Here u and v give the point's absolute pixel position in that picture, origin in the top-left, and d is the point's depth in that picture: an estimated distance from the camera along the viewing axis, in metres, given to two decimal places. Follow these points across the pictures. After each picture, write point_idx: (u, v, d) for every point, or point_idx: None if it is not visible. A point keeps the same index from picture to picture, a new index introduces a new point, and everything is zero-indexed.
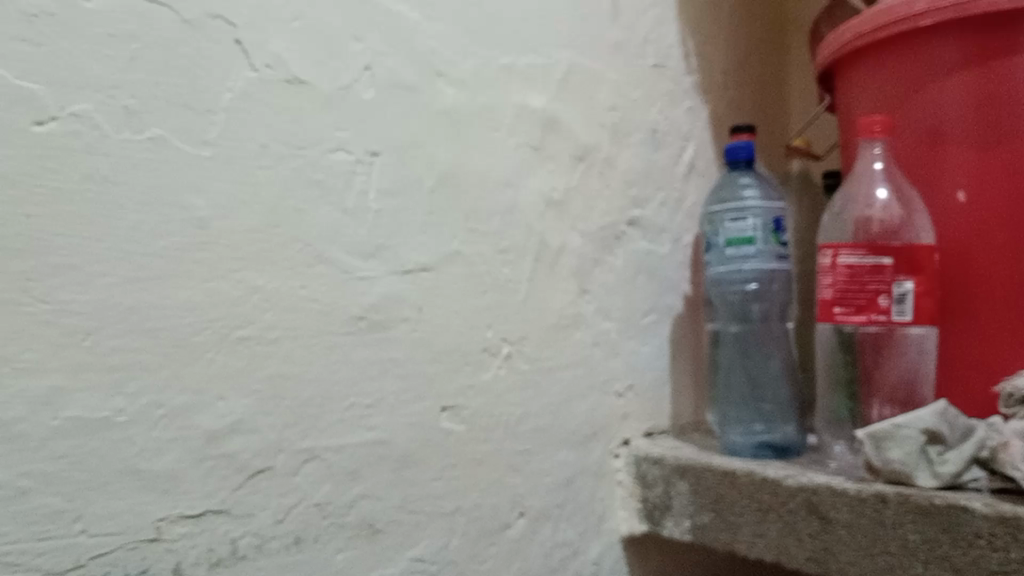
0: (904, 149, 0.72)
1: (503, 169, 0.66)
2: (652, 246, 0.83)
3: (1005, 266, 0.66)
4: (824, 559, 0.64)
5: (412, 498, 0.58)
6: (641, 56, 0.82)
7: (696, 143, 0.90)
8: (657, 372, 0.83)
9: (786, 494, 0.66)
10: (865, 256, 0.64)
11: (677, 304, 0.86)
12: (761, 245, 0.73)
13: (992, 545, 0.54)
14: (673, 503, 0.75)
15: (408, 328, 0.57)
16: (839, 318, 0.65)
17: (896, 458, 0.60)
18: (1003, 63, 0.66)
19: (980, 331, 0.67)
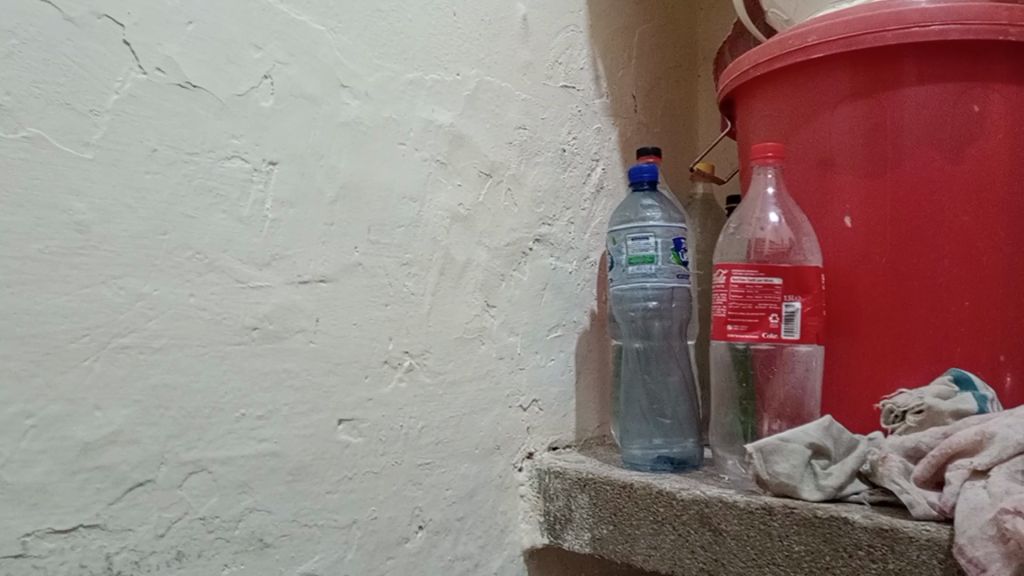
0: (796, 175, 0.76)
1: (408, 183, 0.66)
2: (559, 263, 0.84)
3: (887, 289, 0.70)
4: (715, 570, 0.66)
5: (305, 511, 0.57)
6: (551, 78, 0.84)
7: (605, 164, 0.92)
8: (562, 387, 0.84)
9: (680, 506, 0.68)
10: (756, 276, 0.67)
11: (583, 320, 0.87)
12: (661, 263, 0.75)
13: (871, 556, 0.57)
14: (573, 515, 0.76)
15: (304, 338, 0.57)
16: (731, 335, 0.68)
17: (782, 471, 0.62)
18: (888, 95, 0.70)
19: (864, 351, 0.71)
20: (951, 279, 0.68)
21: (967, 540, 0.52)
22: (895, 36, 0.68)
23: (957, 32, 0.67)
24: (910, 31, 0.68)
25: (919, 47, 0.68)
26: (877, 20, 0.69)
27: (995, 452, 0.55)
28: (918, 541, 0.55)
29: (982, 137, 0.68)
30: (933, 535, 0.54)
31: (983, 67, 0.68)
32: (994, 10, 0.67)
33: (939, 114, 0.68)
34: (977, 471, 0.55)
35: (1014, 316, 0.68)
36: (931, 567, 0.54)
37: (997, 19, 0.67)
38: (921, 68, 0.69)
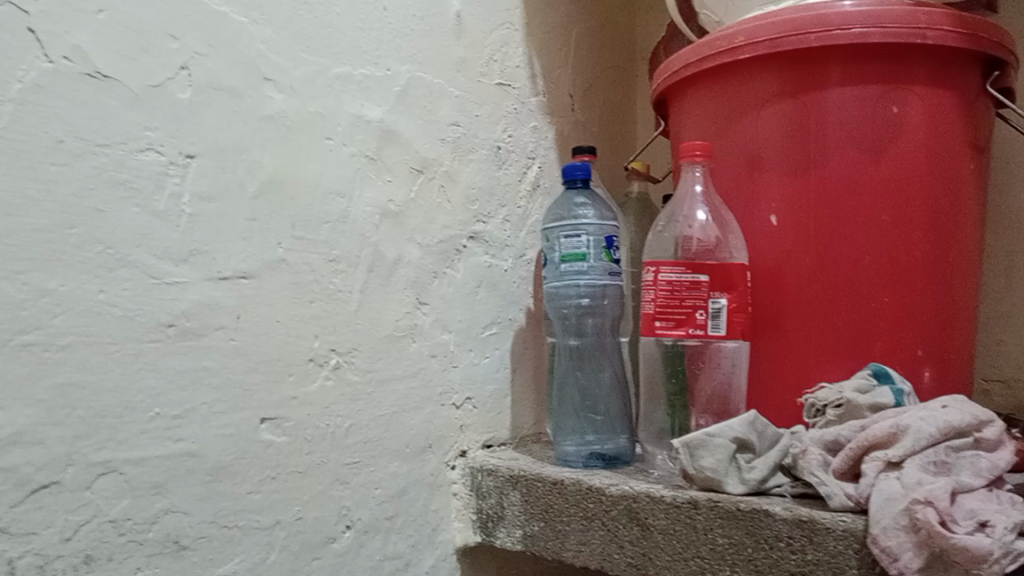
0: (724, 174, 0.77)
1: (336, 179, 0.65)
2: (494, 260, 0.84)
3: (811, 286, 0.71)
4: (643, 564, 0.66)
5: (225, 512, 0.56)
6: (485, 75, 0.84)
7: (542, 162, 0.92)
8: (497, 384, 0.84)
9: (609, 502, 0.68)
10: (684, 273, 0.67)
11: (519, 318, 0.87)
12: (593, 261, 0.76)
13: (791, 547, 0.58)
14: (505, 513, 0.76)
15: (224, 336, 0.56)
16: (659, 332, 0.68)
17: (708, 465, 0.63)
18: (812, 96, 0.71)
19: (789, 347, 0.72)
20: (871, 277, 0.70)
21: (880, 531, 0.53)
22: (818, 38, 0.70)
23: (877, 35, 0.68)
24: (833, 33, 0.69)
25: (842, 50, 0.70)
26: (801, 22, 0.70)
27: (908, 444, 0.57)
28: (835, 532, 0.56)
29: (901, 138, 0.70)
30: (849, 526, 0.56)
31: (902, 70, 0.70)
32: (913, 14, 0.69)
33: (860, 116, 0.70)
34: (891, 463, 0.57)
35: (932, 313, 0.70)
36: (847, 557, 0.56)
37: (916, 22, 0.68)
38: (843, 70, 0.70)
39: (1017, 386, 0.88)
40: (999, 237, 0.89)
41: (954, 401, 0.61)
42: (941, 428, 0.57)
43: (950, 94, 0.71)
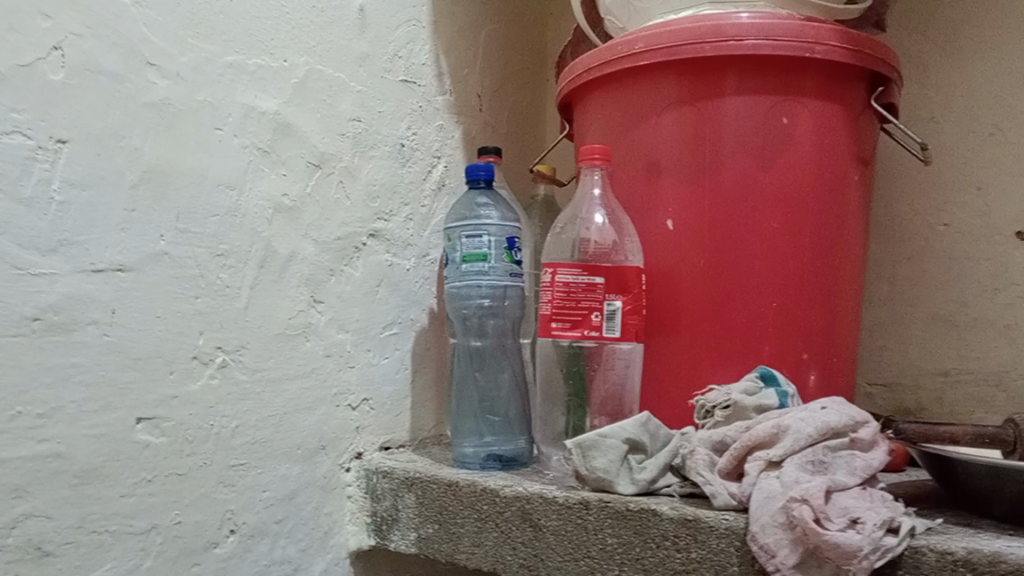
0: (623, 178, 0.78)
1: (225, 172, 0.63)
2: (395, 259, 0.83)
3: (703, 290, 0.73)
4: (535, 565, 0.66)
5: (94, 517, 0.53)
6: (390, 71, 0.83)
7: (447, 161, 0.92)
8: (396, 385, 0.83)
9: (503, 503, 0.68)
10: (580, 274, 0.68)
11: (421, 318, 0.87)
12: (493, 261, 0.75)
13: (676, 545, 0.59)
14: (400, 515, 0.75)
15: (96, 331, 0.53)
16: (555, 333, 0.68)
17: (600, 466, 0.63)
18: (708, 104, 0.73)
19: (681, 349, 0.73)
20: (759, 282, 0.72)
21: (759, 528, 0.55)
22: (714, 48, 0.71)
23: (769, 48, 0.70)
24: (727, 44, 0.71)
25: (735, 60, 0.72)
26: (697, 31, 0.72)
27: (788, 444, 0.59)
28: (717, 530, 0.57)
29: (790, 148, 0.72)
30: (731, 524, 0.57)
31: (792, 82, 0.72)
32: (803, 28, 0.71)
33: (752, 125, 0.72)
34: (772, 462, 0.59)
35: (816, 319, 0.73)
36: (729, 554, 0.57)
37: (805, 37, 0.71)
38: (737, 80, 0.72)
39: (897, 389, 0.92)
40: (883, 247, 0.94)
41: (833, 402, 0.63)
42: (820, 428, 0.59)
43: (837, 107, 0.74)
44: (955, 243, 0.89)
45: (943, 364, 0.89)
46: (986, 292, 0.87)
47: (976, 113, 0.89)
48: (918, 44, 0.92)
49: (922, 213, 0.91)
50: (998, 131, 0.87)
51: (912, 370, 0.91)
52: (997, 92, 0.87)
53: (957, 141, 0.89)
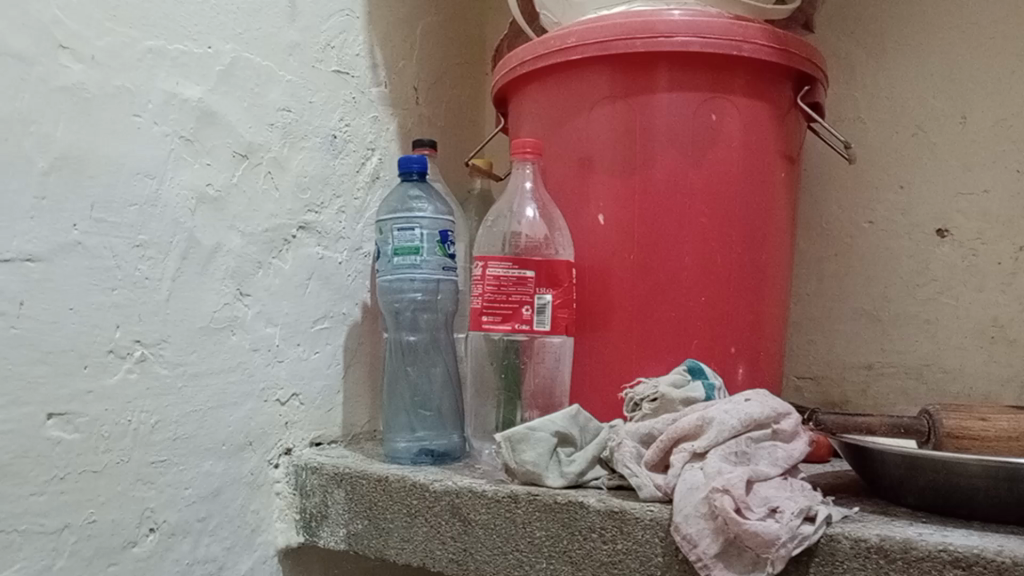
0: (555, 173, 0.78)
1: (145, 160, 0.62)
2: (327, 252, 0.82)
3: (633, 284, 0.73)
4: (464, 560, 0.66)
5: (1, 516, 0.52)
6: (321, 61, 0.82)
7: (382, 154, 0.91)
8: (327, 381, 0.82)
9: (432, 498, 0.67)
10: (510, 268, 0.68)
11: (354, 312, 0.85)
12: (426, 255, 0.75)
13: (602, 537, 0.60)
14: (329, 512, 0.74)
15: (4, 324, 0.52)
16: (485, 326, 0.68)
17: (529, 459, 0.64)
18: (639, 100, 0.73)
19: (611, 343, 0.74)
20: (688, 276, 0.73)
21: (682, 519, 0.55)
22: (644, 44, 0.72)
23: (698, 45, 0.71)
24: (658, 40, 0.72)
25: (666, 57, 0.72)
26: (628, 27, 0.72)
27: (712, 436, 0.59)
28: (642, 521, 0.58)
29: (719, 145, 0.73)
30: (656, 515, 0.58)
31: (720, 80, 0.73)
32: (731, 27, 0.72)
33: (682, 121, 0.73)
34: (696, 454, 0.59)
35: (743, 313, 0.74)
36: (654, 545, 0.58)
37: (733, 35, 0.72)
38: (667, 76, 0.73)
39: (824, 382, 0.94)
40: (811, 244, 0.96)
41: (757, 394, 0.64)
42: (742, 420, 0.61)
43: (764, 105, 0.75)
44: (879, 241, 0.92)
45: (867, 358, 0.92)
46: (908, 288, 0.90)
47: (900, 114, 0.91)
48: (845, 45, 0.95)
49: (848, 211, 0.93)
50: (921, 131, 0.90)
51: (838, 364, 0.94)
52: (919, 93, 0.90)
53: (881, 141, 0.92)
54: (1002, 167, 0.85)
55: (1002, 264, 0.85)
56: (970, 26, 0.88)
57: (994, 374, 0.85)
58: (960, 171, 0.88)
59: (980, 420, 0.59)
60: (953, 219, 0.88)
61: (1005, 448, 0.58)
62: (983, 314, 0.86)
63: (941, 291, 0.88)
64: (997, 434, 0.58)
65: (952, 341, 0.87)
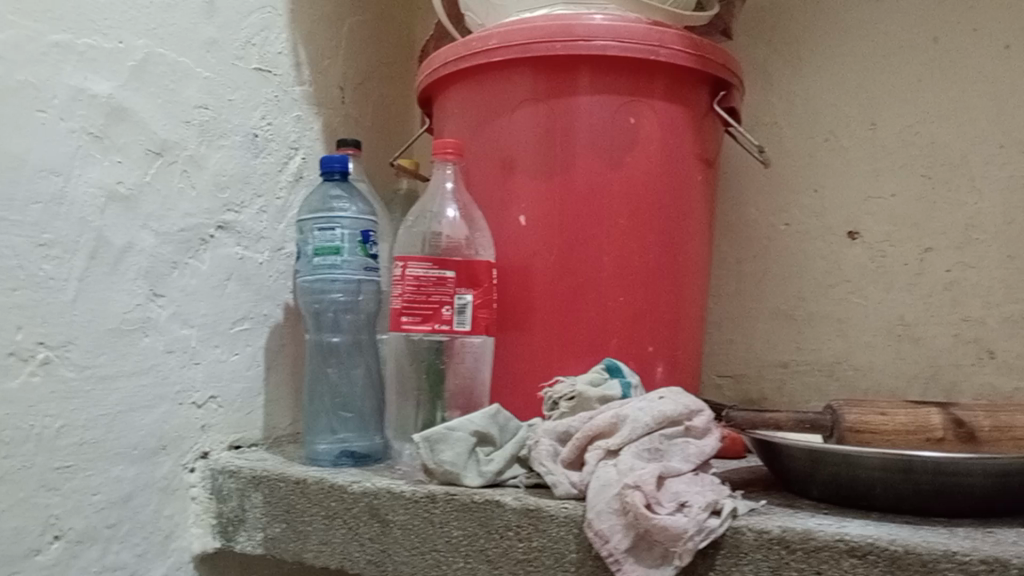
0: (477, 174, 0.79)
1: (50, 157, 0.60)
2: (246, 252, 0.81)
3: (554, 284, 0.74)
4: (383, 561, 0.66)
5: None
6: (241, 58, 0.80)
7: (305, 153, 0.90)
8: (247, 383, 0.80)
9: (350, 499, 0.67)
10: (430, 269, 0.68)
11: (275, 313, 0.84)
12: (346, 255, 0.74)
13: (518, 535, 0.60)
14: (246, 515, 0.73)
15: None
16: (405, 327, 0.68)
17: (447, 459, 0.64)
18: (559, 103, 0.74)
19: (531, 343, 0.75)
20: (607, 276, 0.74)
21: (595, 515, 0.56)
22: (564, 47, 0.73)
23: (616, 49, 0.72)
24: (577, 43, 0.73)
25: (585, 60, 0.73)
26: (548, 30, 0.73)
27: (626, 433, 0.61)
28: (557, 518, 0.59)
29: (637, 148, 0.74)
30: (570, 512, 0.59)
31: (639, 84, 0.74)
32: (649, 32, 0.73)
33: (602, 124, 0.74)
34: (610, 451, 0.60)
35: (662, 313, 0.76)
36: (568, 542, 0.58)
37: (651, 40, 0.73)
38: (587, 79, 0.74)
39: (743, 380, 0.97)
40: (730, 246, 0.98)
41: (670, 391, 0.66)
42: (655, 417, 0.62)
43: (681, 109, 0.77)
44: (794, 242, 0.94)
45: (783, 356, 0.94)
46: (821, 288, 0.93)
47: (814, 120, 0.94)
48: (763, 52, 0.97)
49: (765, 213, 0.96)
50: (833, 137, 0.93)
51: (755, 362, 0.96)
52: (832, 100, 0.93)
53: (796, 146, 0.95)
54: (909, 172, 0.89)
55: (908, 265, 0.89)
56: (879, 36, 0.91)
57: (901, 370, 0.89)
58: (870, 176, 0.91)
59: (879, 414, 0.62)
60: (862, 222, 0.91)
61: (903, 441, 0.61)
62: (891, 313, 0.89)
63: (853, 291, 0.91)
64: (895, 428, 0.61)
65: (862, 339, 0.91)
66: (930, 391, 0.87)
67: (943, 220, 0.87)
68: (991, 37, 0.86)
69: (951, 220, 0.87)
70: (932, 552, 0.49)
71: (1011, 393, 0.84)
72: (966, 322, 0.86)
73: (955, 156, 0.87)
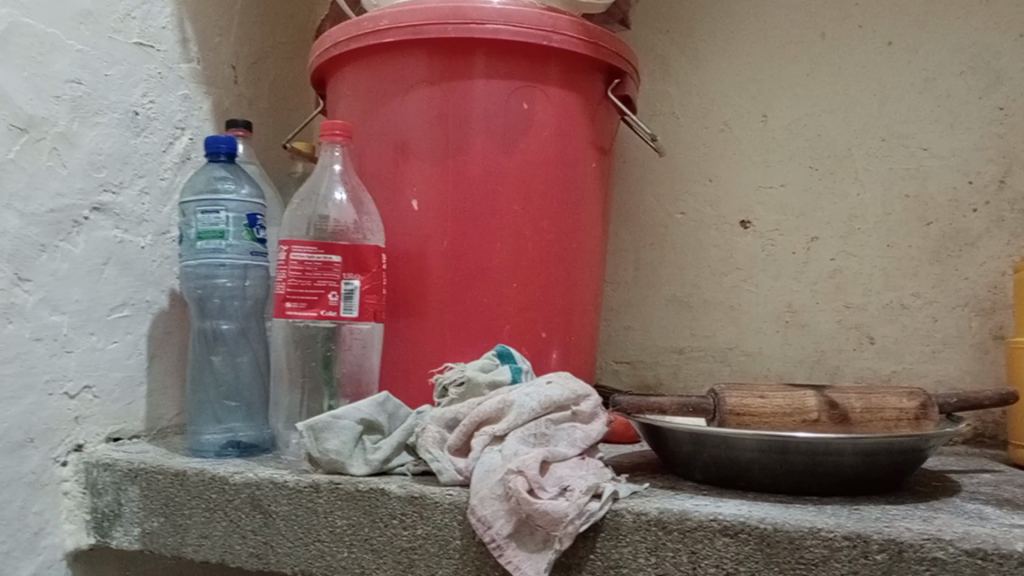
0: (369, 157, 0.77)
1: None
2: (126, 235, 0.77)
3: (447, 270, 0.73)
4: (265, 554, 0.64)
5: None
6: (119, 32, 0.77)
7: (193, 134, 0.86)
8: (127, 372, 0.77)
9: (232, 491, 0.65)
10: (315, 253, 0.66)
11: (160, 300, 0.81)
12: (231, 239, 0.71)
13: (403, 523, 0.59)
14: (122, 510, 0.70)
15: None
16: (290, 313, 0.66)
17: (332, 447, 0.63)
18: (452, 86, 0.73)
19: (424, 329, 0.74)
20: (499, 262, 0.73)
21: (478, 501, 0.56)
22: (456, 30, 0.72)
23: (508, 33, 0.72)
24: (469, 27, 0.72)
25: (478, 44, 0.73)
26: (440, 11, 0.72)
27: (511, 419, 0.61)
28: (442, 505, 0.58)
29: (531, 134, 0.74)
30: (454, 499, 0.58)
31: (532, 69, 0.74)
32: (541, 17, 0.73)
33: (494, 109, 0.73)
34: (496, 437, 0.60)
35: (555, 300, 0.76)
36: (452, 529, 0.58)
37: (543, 25, 0.73)
38: (480, 63, 0.73)
39: (640, 366, 0.98)
40: (629, 234, 0.99)
41: (559, 376, 0.66)
42: (542, 402, 0.62)
43: (575, 96, 0.77)
44: (689, 230, 0.96)
45: (678, 343, 0.96)
46: (715, 276, 0.95)
47: (710, 111, 0.96)
48: (662, 43, 0.99)
49: (663, 202, 0.98)
50: (727, 128, 0.95)
51: (652, 348, 0.98)
52: (727, 92, 0.95)
53: (692, 136, 0.97)
54: (797, 163, 0.92)
55: (796, 253, 0.92)
56: (771, 30, 0.94)
57: (789, 355, 0.91)
58: (762, 166, 0.93)
59: (758, 397, 0.63)
60: (754, 211, 0.93)
61: (780, 423, 0.62)
62: (779, 300, 0.92)
63: (744, 279, 0.94)
64: (773, 410, 0.62)
65: (753, 326, 0.93)
66: (815, 375, 0.91)
67: (829, 210, 0.90)
68: (875, 33, 0.89)
69: (836, 210, 0.90)
70: (799, 529, 0.50)
71: (889, 376, 0.88)
72: (848, 309, 0.89)
73: (840, 149, 0.90)
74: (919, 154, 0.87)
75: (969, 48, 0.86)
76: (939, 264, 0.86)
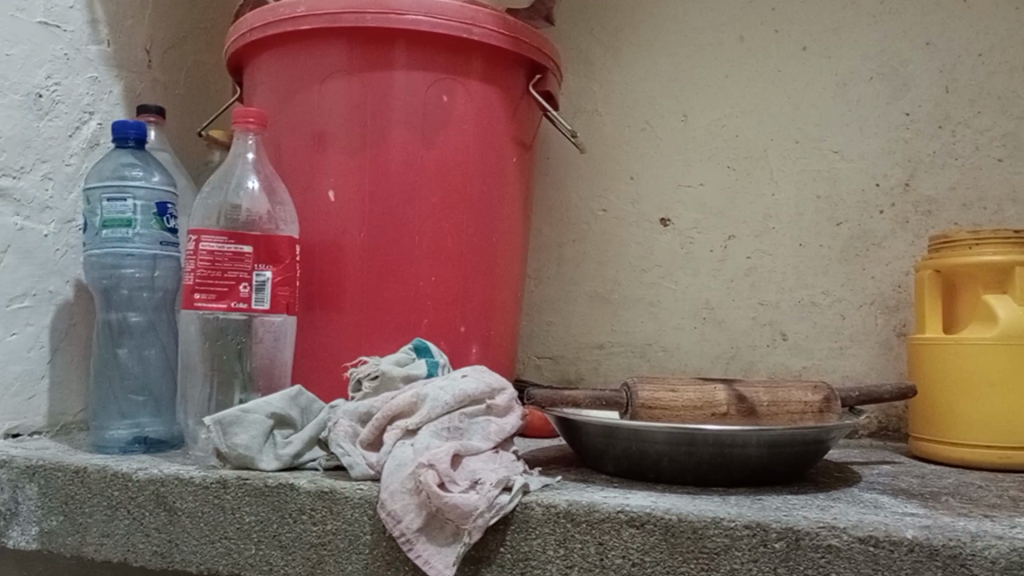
0: (286, 147, 0.75)
1: None
2: (28, 223, 0.74)
3: (363, 262, 0.73)
4: (169, 552, 0.62)
5: None
6: (22, 10, 0.73)
7: (103, 118, 0.83)
8: (28, 365, 0.74)
9: (135, 488, 0.63)
10: (226, 243, 0.65)
11: (64, 290, 0.78)
12: (139, 228, 0.69)
13: (312, 519, 0.58)
14: (19, 509, 0.67)
15: None
16: (198, 305, 0.64)
17: (241, 442, 0.61)
18: (372, 77, 0.72)
19: (340, 323, 0.73)
20: (417, 255, 0.73)
21: (388, 495, 0.55)
22: (375, 20, 0.71)
23: (428, 25, 0.71)
24: (389, 17, 0.71)
25: (398, 35, 0.72)
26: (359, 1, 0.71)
27: (424, 412, 0.60)
28: (352, 500, 0.57)
29: (450, 127, 0.74)
30: (365, 493, 0.57)
31: (453, 62, 0.74)
32: (462, 10, 0.73)
33: (414, 101, 0.73)
34: (408, 430, 0.60)
35: (473, 294, 0.76)
36: (362, 524, 0.57)
37: (463, 18, 0.73)
38: (400, 53, 0.72)
39: (561, 361, 0.99)
40: (552, 229, 1.00)
41: (474, 369, 0.66)
42: (456, 396, 0.62)
43: (495, 90, 0.76)
44: (611, 227, 0.97)
45: (599, 338, 0.97)
46: (635, 272, 0.96)
47: (632, 109, 0.97)
48: (587, 41, 0.99)
49: (586, 198, 0.98)
50: (649, 126, 0.96)
51: (573, 344, 0.99)
52: (649, 91, 0.96)
53: (614, 133, 0.98)
54: (715, 162, 0.94)
55: (713, 251, 0.94)
56: (693, 32, 0.95)
57: (705, 351, 0.93)
58: (682, 165, 0.95)
59: (670, 391, 0.64)
60: (674, 209, 0.95)
61: (690, 416, 0.64)
62: (696, 296, 0.94)
63: (663, 276, 0.95)
64: (684, 404, 0.64)
65: (671, 322, 0.95)
66: (730, 370, 0.93)
67: (745, 209, 0.92)
68: (790, 38, 0.92)
69: (751, 210, 0.92)
70: (702, 519, 0.51)
71: (800, 371, 0.90)
72: (762, 306, 0.92)
73: (757, 150, 0.92)
74: (830, 156, 0.90)
75: (879, 55, 0.89)
76: (848, 264, 0.89)
